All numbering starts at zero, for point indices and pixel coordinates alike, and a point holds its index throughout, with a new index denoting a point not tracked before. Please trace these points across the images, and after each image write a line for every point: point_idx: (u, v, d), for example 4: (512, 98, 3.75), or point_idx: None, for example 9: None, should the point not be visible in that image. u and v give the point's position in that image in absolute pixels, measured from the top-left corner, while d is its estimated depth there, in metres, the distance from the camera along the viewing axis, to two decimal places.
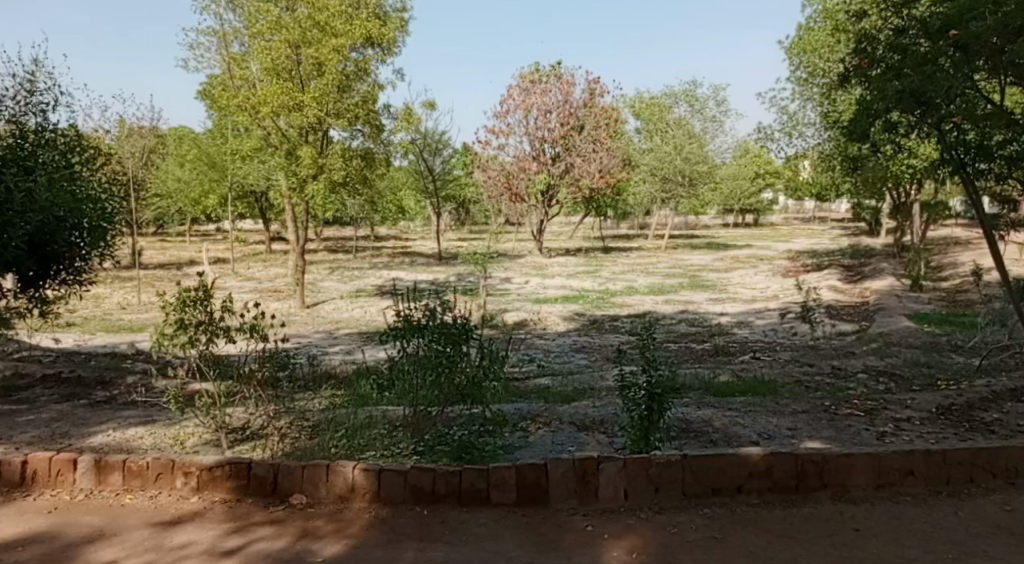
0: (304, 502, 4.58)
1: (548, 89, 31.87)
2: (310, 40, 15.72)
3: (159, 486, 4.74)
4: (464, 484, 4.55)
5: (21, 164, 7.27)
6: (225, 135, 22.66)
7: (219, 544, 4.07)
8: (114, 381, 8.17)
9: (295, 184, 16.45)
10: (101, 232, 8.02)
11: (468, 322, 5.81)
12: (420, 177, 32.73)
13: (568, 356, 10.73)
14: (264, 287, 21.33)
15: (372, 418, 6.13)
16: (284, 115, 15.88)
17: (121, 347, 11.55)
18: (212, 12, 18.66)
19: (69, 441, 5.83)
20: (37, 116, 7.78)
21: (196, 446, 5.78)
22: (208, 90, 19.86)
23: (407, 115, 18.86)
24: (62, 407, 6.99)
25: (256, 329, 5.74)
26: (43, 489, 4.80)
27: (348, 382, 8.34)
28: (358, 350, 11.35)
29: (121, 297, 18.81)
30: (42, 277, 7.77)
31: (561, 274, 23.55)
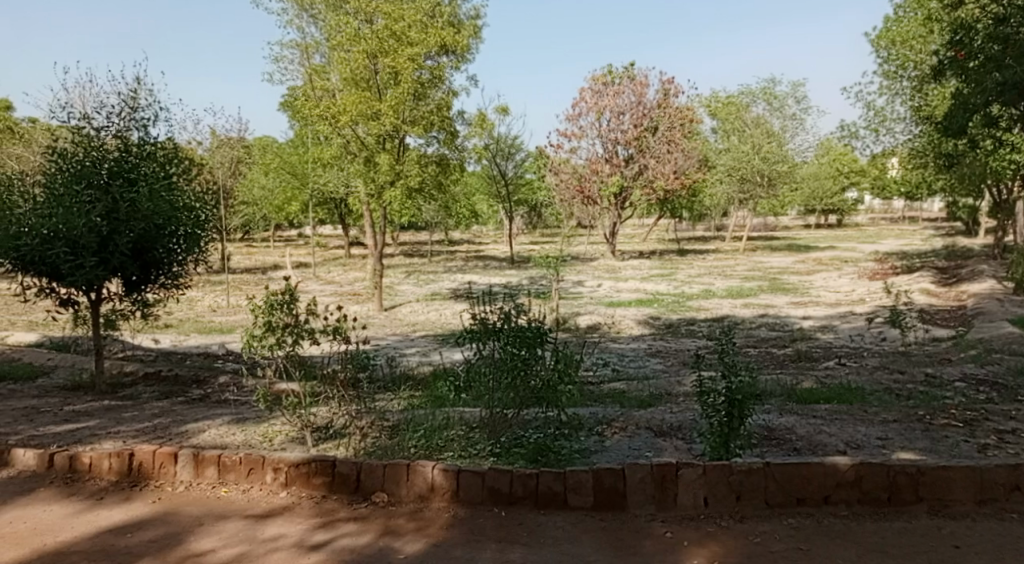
0: (386, 500, 4.70)
1: (621, 91, 31.68)
2: (387, 49, 16.11)
3: (251, 481, 4.95)
4: (541, 487, 4.58)
5: (125, 177, 7.81)
6: (306, 144, 23.42)
7: (308, 538, 4.20)
8: (208, 379, 8.55)
9: (372, 191, 16.82)
10: (198, 239, 8.35)
11: (544, 325, 5.84)
12: (494, 181, 32.99)
13: (643, 361, 10.61)
14: (345, 290, 21.91)
15: (450, 419, 6.23)
16: (363, 124, 16.28)
17: (213, 348, 12.13)
18: (295, 26, 19.29)
19: (171, 435, 6.13)
20: (140, 131, 8.21)
21: (283, 444, 5.99)
22: (291, 101, 20.52)
23: (481, 120, 19.04)
24: (162, 404, 7.35)
25: (339, 331, 5.96)
26: (149, 480, 5.05)
27: (426, 384, 8.48)
28: (435, 352, 11.54)
29: (212, 300, 19.60)
30: (144, 282, 8.18)
31: (636, 277, 23.37)
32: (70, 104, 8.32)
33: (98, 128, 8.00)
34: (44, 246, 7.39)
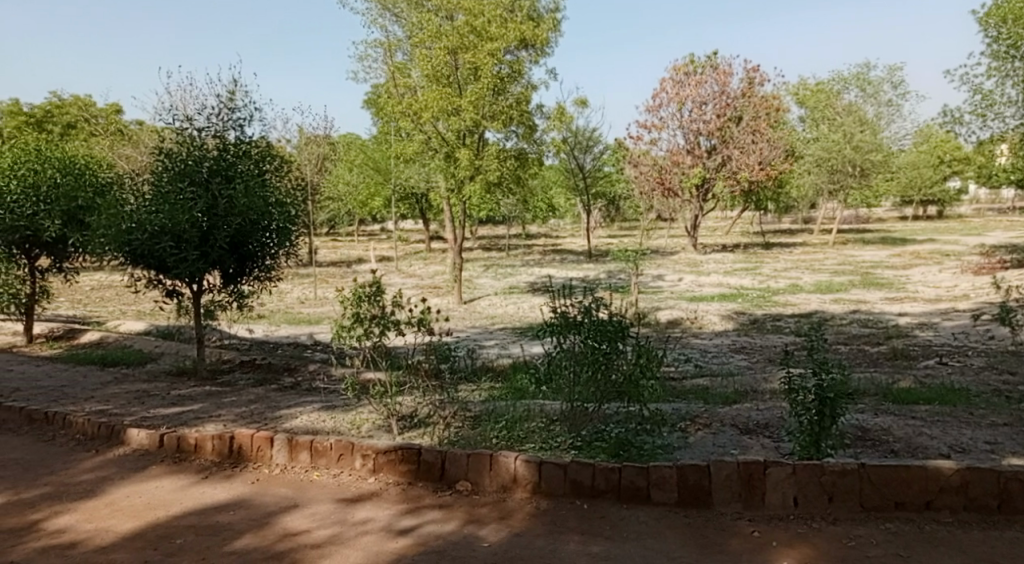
0: (470, 489, 4.76)
1: (704, 81, 30.98)
2: (467, 45, 16.22)
3: (340, 466, 5.11)
4: (624, 481, 4.55)
5: (224, 176, 8.18)
6: (389, 140, 23.87)
7: (396, 523, 4.30)
8: (299, 367, 8.88)
9: (453, 186, 17.02)
10: (290, 233, 8.64)
11: (625, 319, 5.78)
12: (572, 175, 32.86)
13: (726, 358, 10.38)
14: (425, 283, 22.24)
15: (531, 411, 6.25)
16: (443, 120, 16.49)
17: (302, 338, 12.54)
18: (378, 25, 19.67)
19: (267, 420, 6.38)
20: (237, 131, 8.55)
21: (370, 431, 6.15)
22: (374, 98, 20.94)
23: (560, 114, 19.00)
24: (258, 390, 7.66)
25: (423, 322, 6.08)
26: (248, 462, 5.29)
27: (507, 376, 8.54)
28: (515, 345, 11.60)
29: (300, 293, 20.26)
30: (241, 274, 8.52)
31: (718, 271, 22.87)
32: (172, 107, 8.73)
33: (199, 129, 8.35)
34: (152, 241, 7.82)
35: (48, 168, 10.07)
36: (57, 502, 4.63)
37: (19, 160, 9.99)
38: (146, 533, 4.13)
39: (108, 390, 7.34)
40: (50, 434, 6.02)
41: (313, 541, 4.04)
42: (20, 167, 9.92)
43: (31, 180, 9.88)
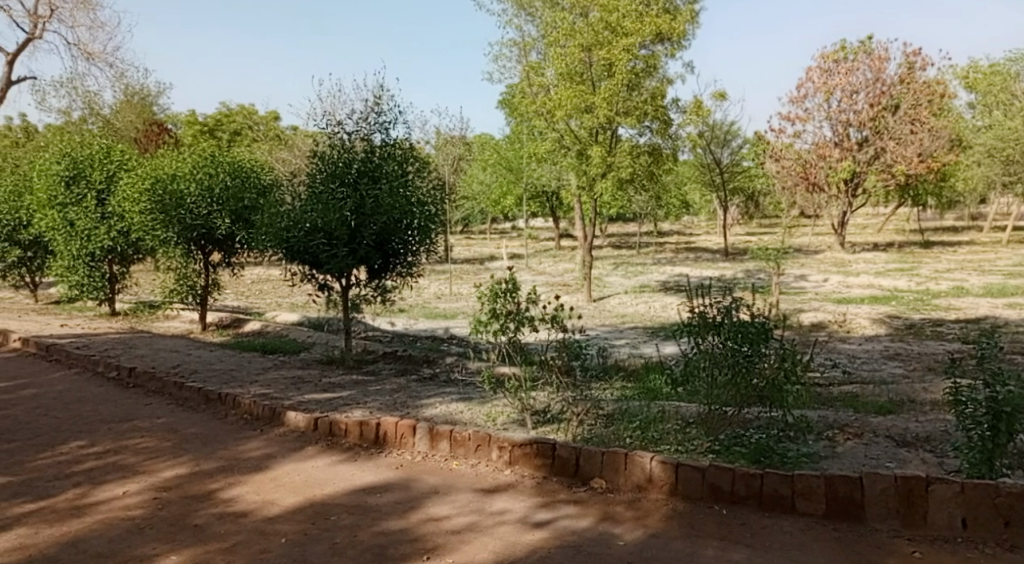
0: (605, 487, 4.75)
1: (856, 68, 29.15)
2: (602, 41, 16.15)
3: (478, 456, 5.28)
4: (767, 488, 4.39)
5: (370, 177, 8.58)
6: (522, 139, 24.16)
7: (532, 515, 4.36)
8: (437, 360, 9.16)
9: (585, 183, 17.00)
10: (431, 231, 8.92)
11: (768, 320, 5.55)
12: (707, 171, 31.99)
13: (878, 364, 9.75)
14: (556, 281, 22.36)
15: (666, 412, 6.14)
16: (576, 118, 16.50)
17: (440, 332, 12.95)
18: (514, 26, 19.93)
19: (409, 409, 6.65)
20: (382, 133, 8.94)
21: (505, 424, 6.25)
22: (508, 98, 21.22)
23: (697, 108, 18.53)
24: (399, 381, 7.98)
25: (557, 319, 6.12)
26: (392, 448, 5.58)
27: (640, 375, 8.44)
28: (648, 345, 11.45)
29: (436, 288, 20.93)
30: (385, 270, 8.90)
31: (869, 272, 21.52)
32: (325, 112, 9.26)
33: (349, 133, 8.81)
34: (307, 237, 8.34)
35: (220, 171, 10.91)
36: (230, 474, 5.02)
37: (197, 165, 10.90)
38: (305, 509, 4.40)
39: (267, 375, 7.91)
40: (222, 413, 6.55)
41: (454, 527, 4.16)
42: (198, 171, 10.81)
43: (207, 182, 10.75)
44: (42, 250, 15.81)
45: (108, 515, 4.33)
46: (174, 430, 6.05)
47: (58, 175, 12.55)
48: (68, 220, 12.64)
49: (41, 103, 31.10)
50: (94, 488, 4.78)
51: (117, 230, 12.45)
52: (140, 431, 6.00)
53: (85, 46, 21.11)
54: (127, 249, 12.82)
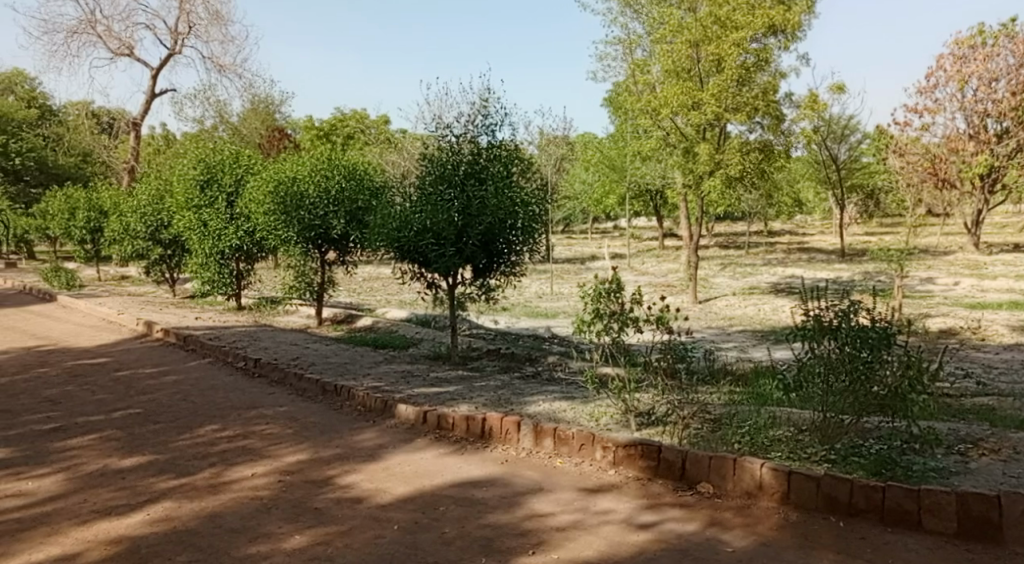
0: (711, 492, 4.68)
1: (995, 53, 26.75)
2: (711, 37, 15.78)
3: (582, 455, 5.31)
4: (888, 503, 4.20)
5: (476, 178, 8.75)
6: (627, 138, 23.96)
7: (636, 516, 4.35)
8: (540, 359, 9.23)
9: (691, 182, 16.67)
10: (535, 231, 8.99)
11: (890, 326, 5.29)
12: (823, 167, 30.76)
13: (1016, 375, 9.12)
14: (660, 281, 22.08)
15: (777, 418, 5.95)
16: (683, 115, 16.20)
17: (542, 330, 13.05)
18: (619, 24, 19.80)
19: (513, 405, 6.75)
20: (488, 135, 9.08)
21: (608, 425, 6.23)
22: (613, 97, 21.08)
23: (812, 102, 17.85)
24: (503, 378, 8.10)
25: (662, 321, 6.06)
26: (497, 443, 5.70)
27: (748, 379, 8.24)
28: (757, 349, 11.14)
29: (539, 287, 21.09)
30: (489, 270, 9.04)
31: (1004, 275, 20.08)
32: (434, 116, 9.51)
33: (456, 136, 9.02)
34: (416, 237, 8.62)
35: (337, 174, 11.38)
36: (346, 462, 5.26)
37: (316, 168, 11.41)
38: (416, 499, 4.56)
39: (379, 369, 8.21)
40: (338, 404, 6.86)
41: (559, 525, 4.21)
42: (316, 174, 11.32)
43: (324, 185, 11.23)
44: (179, 249, 16.96)
45: (239, 494, 4.64)
46: (295, 418, 6.39)
47: (193, 179, 13.49)
48: (202, 221, 13.54)
49: (178, 113, 33.40)
50: (226, 468, 5.12)
51: (243, 230, 13.17)
52: (265, 418, 6.38)
53: (217, 59, 22.51)
54: (252, 249, 13.51)
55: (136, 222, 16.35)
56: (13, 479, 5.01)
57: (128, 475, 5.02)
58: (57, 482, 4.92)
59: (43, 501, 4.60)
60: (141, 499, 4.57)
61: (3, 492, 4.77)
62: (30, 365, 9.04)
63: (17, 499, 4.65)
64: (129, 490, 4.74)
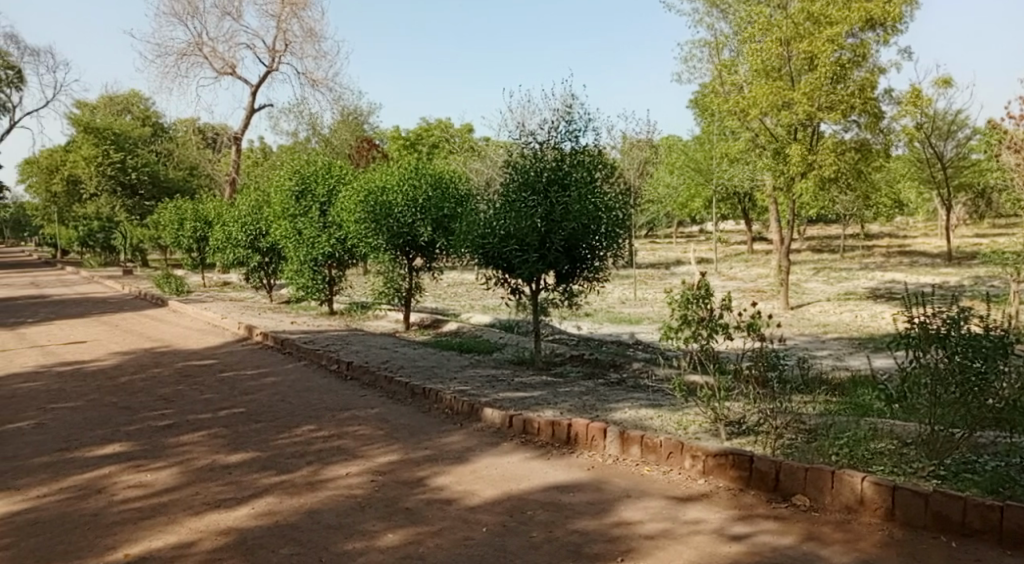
0: (808, 505, 4.50)
1: None
2: (803, 34, 15.30)
3: (670, 464, 5.21)
4: (1006, 523, 3.94)
5: (560, 184, 8.73)
6: (713, 140, 23.51)
7: (729, 527, 4.23)
8: (625, 365, 9.12)
9: (782, 184, 16.21)
10: (619, 236, 8.88)
11: (1006, 335, 4.96)
12: (925, 166, 29.35)
13: None
14: (749, 287, 21.53)
15: (877, 430, 5.67)
16: (773, 115, 15.74)
17: (626, 336, 12.90)
18: (705, 24, 19.46)
19: (599, 412, 6.68)
20: (572, 141, 9.05)
21: (696, 433, 6.07)
22: (699, 98, 20.71)
23: (913, 97, 17.06)
24: (588, 383, 8.03)
25: (753, 328, 5.88)
26: (583, 449, 5.65)
27: (845, 389, 7.90)
28: (855, 357, 10.68)
29: (622, 293, 20.89)
30: (572, 275, 8.98)
31: None
32: (517, 123, 9.55)
33: (540, 142, 9.03)
34: (501, 244, 8.68)
35: (423, 183, 11.58)
36: (436, 463, 5.33)
37: (404, 177, 11.66)
38: (503, 502, 4.57)
39: (465, 373, 8.28)
40: (426, 407, 6.97)
41: (648, 532, 4.13)
42: (404, 183, 11.55)
43: (412, 194, 11.45)
44: (276, 256, 17.62)
45: (335, 492, 4.75)
46: (386, 420, 6.52)
47: (289, 190, 14.01)
48: (297, 229, 14.04)
49: (274, 127, 34.80)
50: (323, 467, 5.26)
51: (336, 238, 13.57)
52: (358, 419, 6.53)
53: (310, 73, 23.33)
54: (344, 256, 13.89)
55: (238, 231, 17.10)
56: (133, 471, 5.30)
57: (233, 470, 5.23)
58: (172, 475, 5.18)
59: (160, 492, 4.85)
60: (246, 493, 4.75)
61: (124, 483, 5.05)
62: (145, 365, 9.57)
63: (137, 489, 4.91)
64: (235, 485, 4.94)
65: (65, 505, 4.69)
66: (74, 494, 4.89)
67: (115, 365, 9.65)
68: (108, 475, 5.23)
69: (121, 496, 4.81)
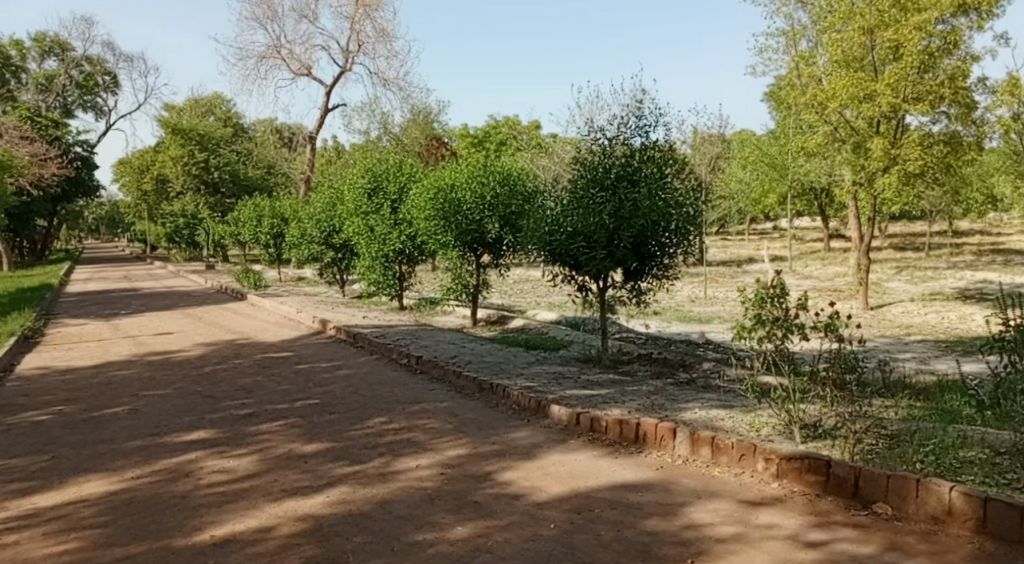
0: (890, 513, 4.29)
1: None
2: (888, 21, 14.64)
3: (742, 466, 5.05)
4: None
5: (629, 180, 8.59)
6: (789, 134, 22.86)
7: (805, 534, 4.06)
8: (695, 365, 8.92)
9: (863, 179, 15.62)
10: (690, 232, 8.68)
11: None
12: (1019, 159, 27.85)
13: None
14: (826, 286, 20.86)
15: (966, 438, 5.35)
16: (854, 107, 15.17)
17: (696, 335, 12.64)
18: (782, 15, 18.90)
19: (668, 411, 6.54)
20: (642, 136, 8.90)
21: (769, 435, 5.87)
22: (775, 92, 20.13)
23: (1008, 86, 16.18)
24: (656, 383, 7.87)
25: (831, 328, 5.65)
26: (652, 449, 5.53)
27: (930, 394, 7.52)
28: (941, 361, 10.18)
29: (693, 291, 20.53)
30: (641, 273, 8.83)
31: None
32: (586, 119, 9.44)
33: (609, 137, 8.91)
34: (569, 240, 8.61)
35: (491, 180, 11.57)
36: (505, 458, 5.30)
37: (472, 174, 11.68)
38: (571, 499, 4.50)
39: (531, 369, 8.24)
40: (493, 402, 6.95)
41: (720, 536, 4.00)
42: (473, 181, 11.57)
43: (480, 191, 11.48)
44: (349, 252, 17.95)
45: (406, 483, 4.78)
46: (454, 414, 6.53)
47: (362, 188, 14.23)
48: (368, 226, 14.25)
49: (347, 126, 35.50)
50: (394, 458, 5.31)
51: (406, 234, 13.72)
52: (427, 413, 6.57)
53: (382, 72, 23.66)
54: (414, 253, 14.04)
55: (313, 228, 17.49)
56: (216, 456, 5.45)
57: (309, 459, 5.32)
58: (252, 462, 5.30)
59: (241, 477, 4.97)
60: (321, 482, 4.82)
61: (209, 467, 5.20)
62: (227, 356, 9.87)
63: (220, 474, 5.05)
64: (312, 473, 5.02)
65: (155, 487, 4.86)
66: (163, 477, 5.06)
67: (200, 355, 9.99)
68: (195, 459, 5.40)
69: (206, 480, 4.95)
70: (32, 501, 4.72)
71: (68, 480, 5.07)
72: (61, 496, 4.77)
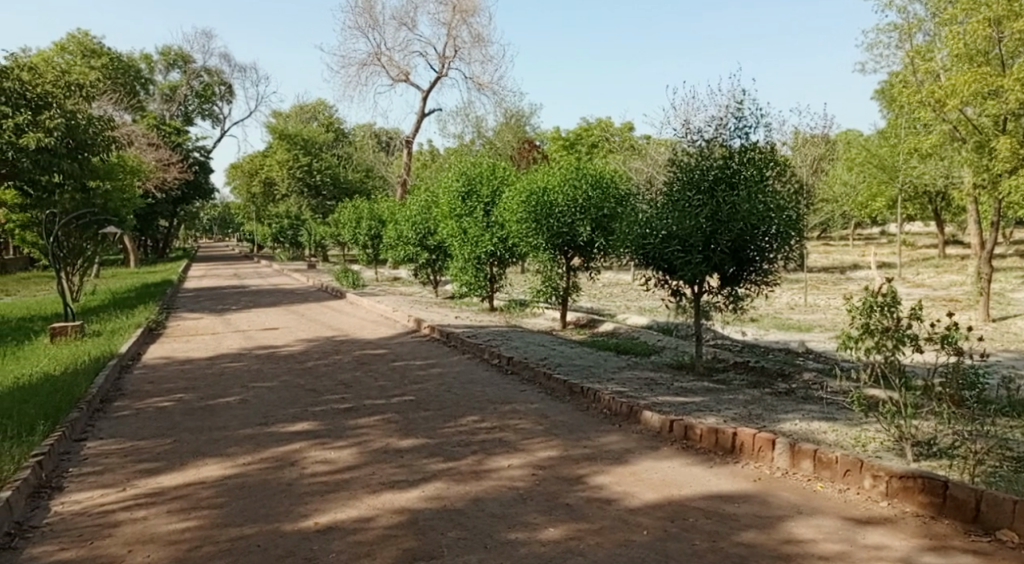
0: (1016, 541, 3.99)
1: None
2: (1017, 13, 13.61)
3: (847, 482, 4.82)
4: None
5: (728, 182, 8.37)
6: (900, 135, 21.79)
7: (917, 557, 3.83)
8: (793, 374, 8.59)
9: (986, 181, 14.70)
10: (791, 238, 8.37)
11: None
12: None
13: None
14: (940, 295, 19.74)
15: None
16: (976, 105, 14.27)
17: (795, 344, 12.20)
18: (895, 9, 17.95)
19: (765, 422, 6.33)
20: (741, 138, 8.65)
21: (877, 452, 5.57)
22: (886, 89, 19.19)
23: None
24: (752, 392, 7.63)
25: (948, 340, 5.32)
26: (749, 460, 5.36)
27: None
28: None
29: (792, 298, 19.82)
30: (738, 278, 8.58)
31: None
32: (683, 121, 9.27)
33: (707, 139, 8.71)
34: (663, 244, 8.46)
35: (584, 183, 11.50)
36: (596, 462, 5.25)
37: (565, 177, 11.64)
38: (665, 506, 4.42)
39: (623, 374, 8.14)
40: (584, 405, 6.91)
41: (824, 553, 3.83)
42: (565, 184, 11.53)
43: (573, 193, 11.43)
44: (443, 254, 18.24)
45: (499, 482, 4.80)
46: (546, 415, 6.53)
47: (456, 191, 14.42)
48: (462, 228, 14.42)
49: (443, 129, 36.12)
50: (487, 457, 5.34)
51: (498, 236, 13.83)
52: (518, 413, 6.59)
53: (478, 77, 23.89)
54: (506, 255, 14.13)
55: (408, 229, 17.86)
56: (319, 447, 5.63)
57: (406, 454, 5.43)
58: (353, 454, 5.45)
59: (343, 468, 5.11)
60: (417, 476, 4.90)
61: (313, 458, 5.37)
62: (328, 352, 10.20)
63: (323, 465, 5.21)
64: (408, 467, 5.11)
65: (265, 473, 5.06)
66: (272, 464, 5.26)
67: (303, 350, 10.35)
68: (299, 449, 5.59)
69: (311, 469, 5.12)
70: (157, 480, 5.00)
71: (188, 463, 5.34)
72: (182, 477, 5.03)
